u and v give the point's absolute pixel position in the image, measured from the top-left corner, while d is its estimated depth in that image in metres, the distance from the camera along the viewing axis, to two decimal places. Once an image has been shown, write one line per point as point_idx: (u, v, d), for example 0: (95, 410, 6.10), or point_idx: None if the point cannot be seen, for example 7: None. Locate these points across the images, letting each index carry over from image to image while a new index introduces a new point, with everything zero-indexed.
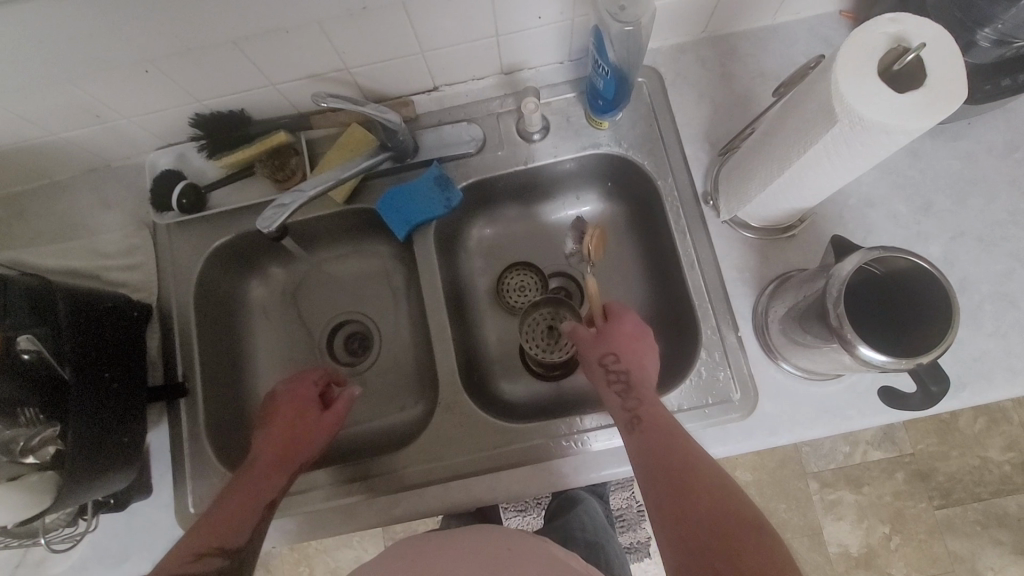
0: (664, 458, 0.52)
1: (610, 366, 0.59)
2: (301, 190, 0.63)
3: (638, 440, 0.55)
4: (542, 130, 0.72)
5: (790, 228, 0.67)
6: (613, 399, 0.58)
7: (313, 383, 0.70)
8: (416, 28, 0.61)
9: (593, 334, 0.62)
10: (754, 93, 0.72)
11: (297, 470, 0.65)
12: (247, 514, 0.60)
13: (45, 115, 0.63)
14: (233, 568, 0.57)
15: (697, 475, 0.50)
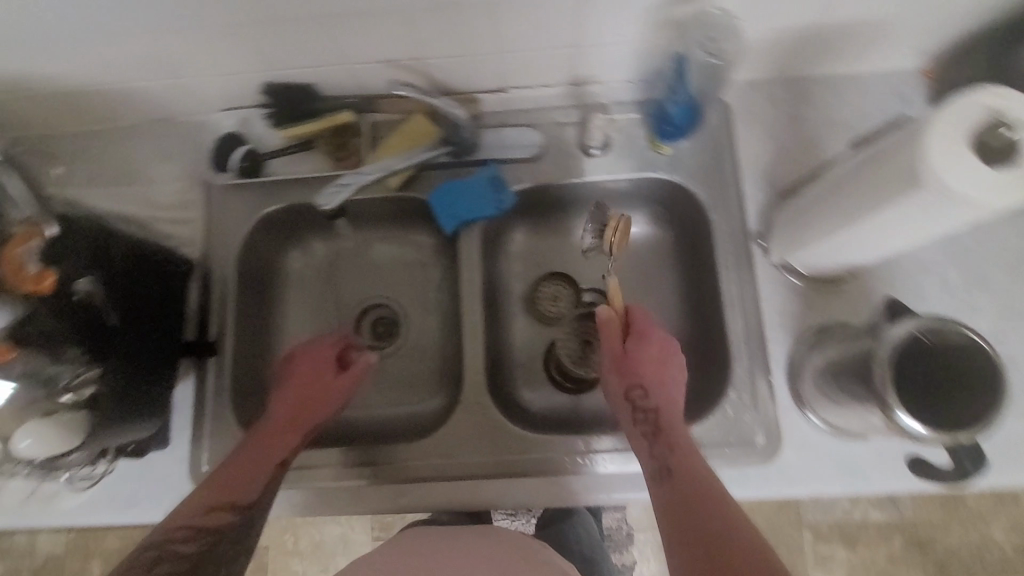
0: (692, 503, 0.52)
1: (638, 401, 0.61)
2: (361, 173, 0.66)
3: (666, 483, 0.55)
4: (602, 147, 0.73)
5: (838, 280, 0.66)
6: (641, 438, 0.59)
7: (329, 346, 0.72)
8: (497, 29, 0.62)
9: (616, 365, 0.63)
10: (820, 140, 0.71)
11: (310, 431, 0.67)
12: (258, 472, 0.62)
13: (124, 63, 0.65)
14: (243, 523, 0.59)
15: (725, 519, 0.51)
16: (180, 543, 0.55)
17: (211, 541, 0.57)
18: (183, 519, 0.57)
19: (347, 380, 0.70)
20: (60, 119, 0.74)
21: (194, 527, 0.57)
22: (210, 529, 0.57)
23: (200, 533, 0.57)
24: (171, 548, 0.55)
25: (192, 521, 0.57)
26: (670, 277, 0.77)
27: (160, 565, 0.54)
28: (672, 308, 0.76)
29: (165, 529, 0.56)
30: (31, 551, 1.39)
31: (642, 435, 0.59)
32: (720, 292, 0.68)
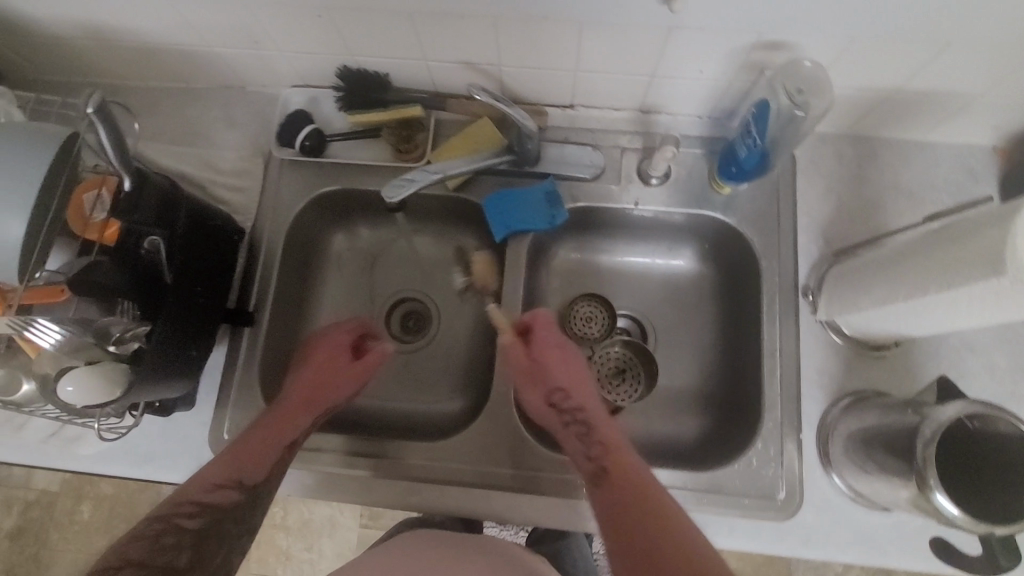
0: (619, 494, 0.58)
1: (559, 407, 0.66)
2: (427, 170, 0.64)
3: (605, 491, 0.59)
4: (662, 177, 0.72)
5: (882, 347, 0.65)
6: (575, 443, 0.63)
7: (344, 331, 0.71)
8: (580, 48, 0.62)
9: (530, 378, 0.67)
10: (881, 203, 0.71)
11: (321, 413, 0.66)
12: (266, 452, 0.62)
13: (210, 29, 0.66)
14: (248, 502, 0.60)
15: (651, 508, 0.56)
16: (188, 517, 0.57)
17: (215, 518, 0.58)
18: (191, 493, 0.58)
19: (361, 368, 0.70)
20: (137, 73, 0.76)
21: (200, 503, 0.58)
22: (214, 506, 0.58)
23: (206, 509, 0.58)
24: (179, 521, 0.56)
25: (198, 496, 0.58)
26: (707, 317, 0.76)
27: (167, 536, 0.56)
28: (706, 347, 0.75)
29: (174, 502, 0.57)
30: (27, 483, 1.41)
31: (571, 437, 0.64)
32: (759, 339, 0.67)
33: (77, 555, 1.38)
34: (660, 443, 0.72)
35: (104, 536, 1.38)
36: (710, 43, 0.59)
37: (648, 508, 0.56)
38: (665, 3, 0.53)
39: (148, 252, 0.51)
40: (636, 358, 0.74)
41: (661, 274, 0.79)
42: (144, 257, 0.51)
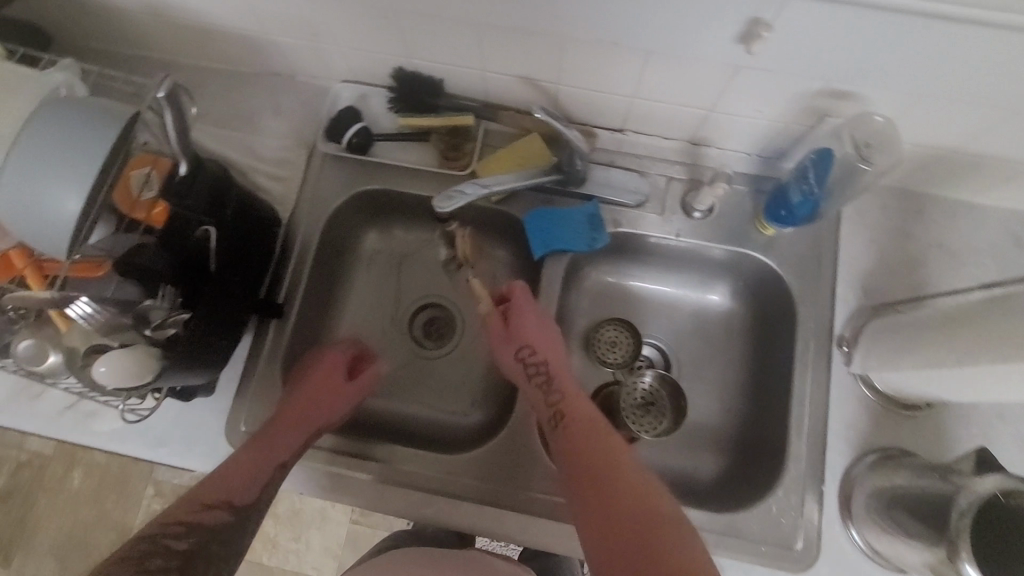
0: (569, 447, 0.61)
1: (523, 363, 0.68)
2: (482, 183, 0.64)
3: (561, 435, 0.62)
4: (706, 211, 0.71)
5: (914, 407, 0.64)
6: (538, 393, 0.67)
7: (342, 351, 0.73)
8: (642, 75, 0.61)
9: (503, 339, 0.71)
10: (925, 260, 0.70)
11: (314, 432, 0.65)
12: (256, 472, 0.61)
13: (271, 17, 0.65)
14: (236, 523, 0.59)
15: (593, 459, 0.59)
16: (175, 538, 0.55)
17: (204, 539, 0.56)
18: (178, 513, 0.56)
19: (354, 388, 0.72)
20: (188, 51, 0.75)
21: (188, 523, 0.56)
22: (203, 526, 0.57)
23: (194, 530, 0.56)
24: (165, 542, 0.54)
25: (186, 517, 0.56)
26: (736, 355, 0.75)
27: (153, 558, 0.52)
28: (731, 385, 0.74)
29: (160, 523, 0.56)
30: (20, 444, 1.39)
31: (535, 391, 0.67)
32: (790, 385, 0.67)
33: (63, 521, 1.36)
34: (676, 478, 0.71)
35: (92, 505, 1.36)
36: (774, 87, 0.59)
37: (591, 460, 0.59)
38: (739, 43, 0.53)
39: (199, 240, 0.51)
40: (662, 389, 0.73)
41: (692, 307, 0.78)
42: (195, 245, 0.51)
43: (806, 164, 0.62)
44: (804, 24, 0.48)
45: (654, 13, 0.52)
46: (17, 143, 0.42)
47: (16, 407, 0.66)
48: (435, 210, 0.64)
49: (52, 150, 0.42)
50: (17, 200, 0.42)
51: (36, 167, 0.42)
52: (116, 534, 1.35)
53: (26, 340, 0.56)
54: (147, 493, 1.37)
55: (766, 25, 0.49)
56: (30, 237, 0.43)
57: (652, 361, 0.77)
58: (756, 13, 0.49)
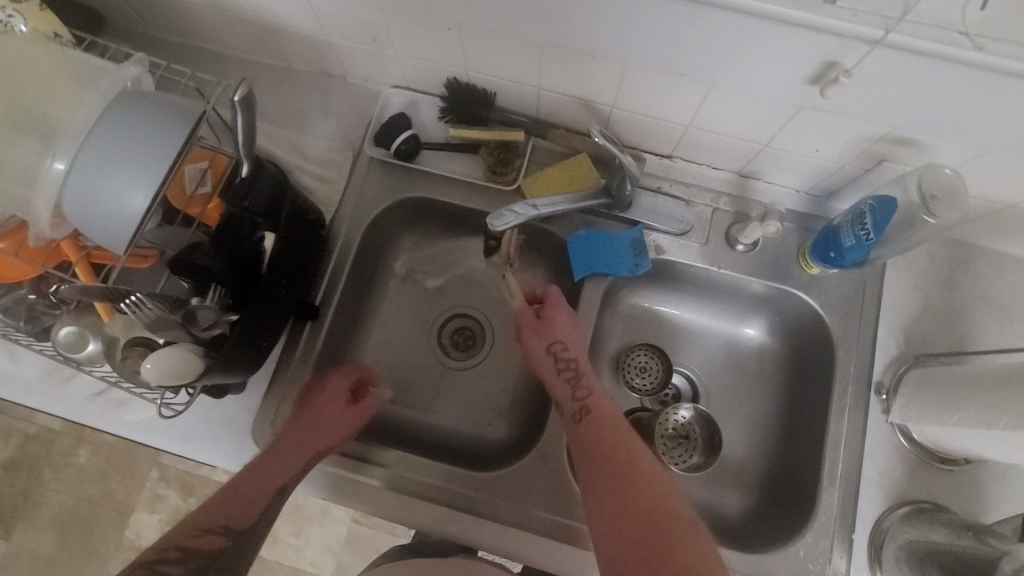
0: (595, 448, 0.61)
1: (554, 357, 0.67)
2: (536, 206, 0.63)
3: (586, 432, 0.62)
4: (750, 245, 0.71)
5: (951, 460, 0.63)
6: (565, 387, 0.66)
7: (344, 375, 0.69)
8: (703, 106, 0.60)
9: (533, 330, 0.69)
10: (969, 311, 0.69)
11: (314, 456, 0.63)
12: (254, 499, 0.61)
13: (332, 21, 0.65)
14: (233, 549, 0.58)
15: (618, 463, 0.59)
16: (171, 564, 0.54)
17: (201, 566, 0.56)
18: (176, 539, 0.57)
19: (356, 413, 0.68)
20: (242, 45, 0.75)
21: (185, 548, 0.56)
22: (201, 552, 0.56)
23: (190, 556, 0.56)
24: (160, 569, 0.54)
25: (184, 542, 0.56)
26: (768, 391, 0.74)
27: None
28: (761, 422, 0.73)
29: (158, 548, 0.55)
30: (29, 417, 1.38)
31: (563, 386, 0.66)
32: (825, 428, 0.66)
33: (64, 497, 1.34)
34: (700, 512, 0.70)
35: (95, 484, 1.34)
36: (838, 129, 0.57)
37: (616, 464, 0.59)
38: (811, 85, 0.51)
39: (252, 246, 0.53)
40: (698, 424, 0.71)
41: (726, 339, 0.77)
42: (249, 250, 0.52)
43: (864, 208, 0.60)
44: (885, 73, 0.47)
45: (723, 51, 0.50)
46: (89, 135, 0.42)
47: (48, 390, 0.65)
48: (488, 228, 0.63)
49: (122, 146, 0.42)
50: (83, 194, 0.41)
51: (104, 161, 0.41)
52: (117, 514, 1.33)
53: (66, 326, 0.57)
54: (151, 476, 1.35)
55: (845, 70, 0.47)
56: (94, 232, 0.43)
57: (681, 390, 0.76)
58: (834, 58, 0.47)
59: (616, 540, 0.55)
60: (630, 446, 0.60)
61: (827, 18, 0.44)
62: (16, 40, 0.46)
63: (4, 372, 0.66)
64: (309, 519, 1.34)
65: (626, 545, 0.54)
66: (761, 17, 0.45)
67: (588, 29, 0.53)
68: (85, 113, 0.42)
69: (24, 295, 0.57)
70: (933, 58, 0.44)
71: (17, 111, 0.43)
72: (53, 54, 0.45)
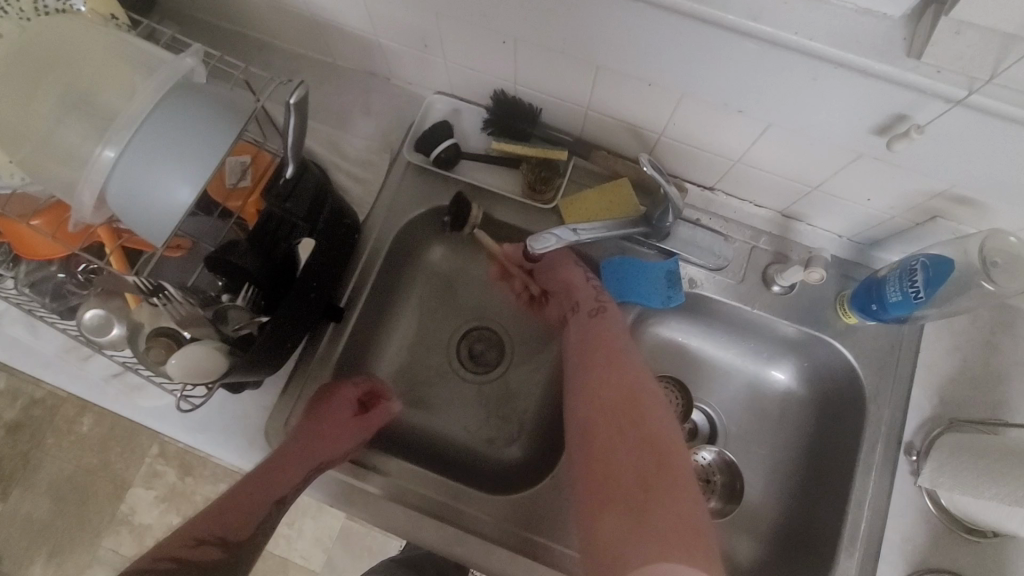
0: (599, 339, 0.67)
1: (582, 269, 0.72)
2: (577, 231, 0.63)
3: (594, 323, 0.68)
4: (786, 287, 0.69)
5: (978, 532, 0.61)
6: (588, 291, 0.70)
7: (354, 386, 0.67)
8: (756, 142, 0.59)
9: (558, 253, 0.72)
10: (1011, 378, 0.66)
11: (315, 469, 0.61)
12: (253, 509, 0.59)
13: (384, 23, 0.64)
14: (228, 562, 0.56)
15: (615, 353, 0.66)
16: None
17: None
18: (171, 548, 0.54)
19: (362, 426, 0.66)
20: (288, 38, 0.74)
21: (179, 560, 0.53)
22: (195, 563, 0.54)
23: (185, 568, 0.53)
24: None
25: (178, 552, 0.54)
26: (791, 437, 0.73)
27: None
28: (781, 470, 0.71)
29: (150, 559, 0.53)
30: (37, 381, 1.37)
31: (589, 293, 0.70)
32: (850, 485, 0.64)
33: (63, 464, 1.33)
34: None
35: (95, 454, 1.34)
36: (896, 180, 0.55)
37: (614, 355, 0.66)
38: (876, 136, 0.49)
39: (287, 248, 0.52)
40: (719, 468, 0.72)
41: (751, 380, 0.75)
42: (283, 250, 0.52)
43: (916, 265, 0.58)
44: (958, 133, 0.45)
45: (787, 94, 0.49)
46: (143, 125, 0.41)
47: (64, 367, 0.65)
48: (526, 247, 0.62)
49: (175, 137, 0.41)
50: (132, 183, 0.41)
51: (153, 152, 0.40)
52: (114, 488, 1.33)
53: (93, 309, 0.56)
54: (151, 452, 1.34)
55: (917, 126, 0.46)
56: (140, 224, 0.42)
57: (700, 427, 0.74)
58: (906, 112, 0.45)
59: (597, 407, 0.63)
60: (629, 347, 0.67)
61: (910, 73, 0.42)
62: (78, 22, 0.45)
63: (23, 345, 0.65)
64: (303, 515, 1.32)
65: (604, 412, 0.63)
66: (838, 64, 0.43)
67: (650, 58, 0.52)
68: (140, 103, 0.41)
69: (55, 273, 0.57)
70: (1012, 123, 0.42)
71: (73, 94, 0.42)
72: (112, 39, 0.44)
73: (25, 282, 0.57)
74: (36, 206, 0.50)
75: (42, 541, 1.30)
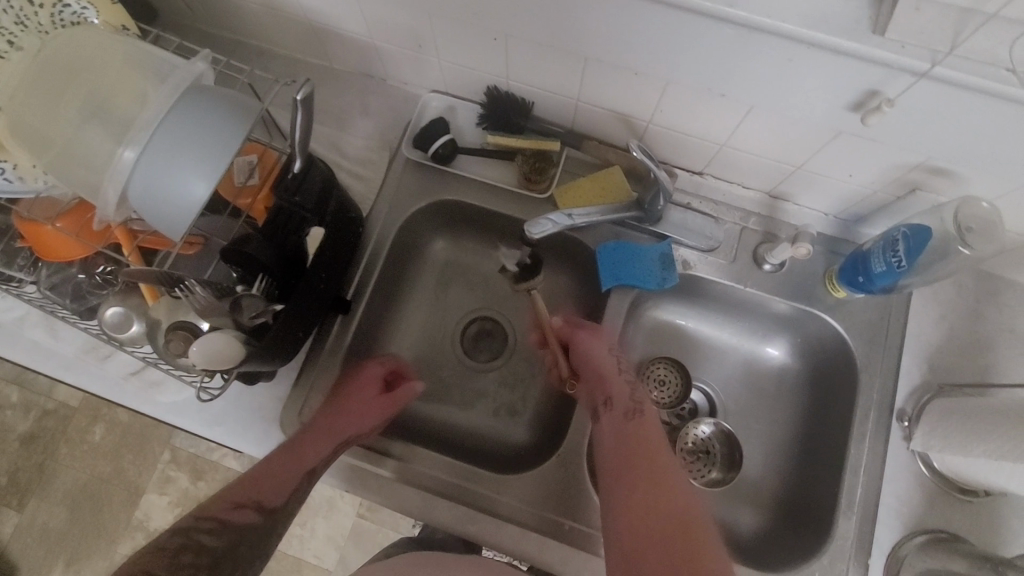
0: (636, 445, 0.60)
1: (615, 358, 0.68)
2: (572, 215, 0.65)
3: (630, 422, 0.63)
4: (777, 264, 0.71)
5: (970, 491, 0.63)
6: (622, 386, 0.66)
7: (378, 365, 0.71)
8: (740, 125, 0.61)
9: (590, 332, 0.70)
10: (996, 343, 0.69)
11: (343, 441, 0.63)
12: (286, 477, 0.60)
13: (379, 26, 0.67)
14: (264, 526, 0.58)
15: (655, 467, 0.58)
16: (208, 535, 0.55)
17: (233, 539, 0.56)
18: (212, 509, 0.57)
19: (387, 403, 0.68)
20: (288, 45, 0.77)
21: (220, 521, 0.56)
22: (234, 525, 0.56)
23: (224, 529, 0.56)
24: (198, 537, 0.54)
25: (219, 514, 0.56)
26: (787, 411, 0.75)
27: (185, 553, 0.52)
28: (779, 442, 0.74)
29: (193, 517, 0.56)
30: (49, 393, 1.40)
31: (622, 386, 0.65)
32: (845, 452, 0.66)
33: (78, 473, 1.36)
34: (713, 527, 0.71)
35: (109, 463, 1.36)
36: (874, 155, 0.58)
37: (656, 467, 0.59)
38: (852, 111, 0.52)
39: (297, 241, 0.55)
40: (717, 440, 0.74)
41: (747, 357, 0.78)
42: (293, 243, 0.55)
43: (896, 235, 0.61)
44: (928, 105, 0.48)
45: (766, 77, 0.52)
46: (158, 126, 0.44)
47: (85, 367, 0.67)
48: (524, 233, 0.64)
49: (188, 133, 0.43)
50: (149, 181, 0.43)
51: (168, 149, 0.43)
52: (128, 494, 1.35)
53: (114, 307, 0.59)
54: (163, 458, 1.37)
55: (888, 99, 0.48)
56: (156, 218, 0.45)
57: (699, 405, 0.77)
58: (877, 87, 0.48)
59: (635, 519, 0.55)
60: (670, 459, 0.60)
61: (876, 48, 0.45)
62: (93, 32, 0.48)
63: (44, 347, 0.68)
64: (315, 513, 1.34)
65: (643, 526, 0.54)
66: (809, 43, 0.46)
67: (636, 47, 0.54)
68: (155, 106, 0.44)
69: (75, 274, 0.60)
70: (977, 92, 0.44)
71: (93, 101, 0.45)
72: (127, 47, 0.47)
73: (47, 285, 0.60)
74: (59, 209, 0.53)
75: (60, 549, 1.32)
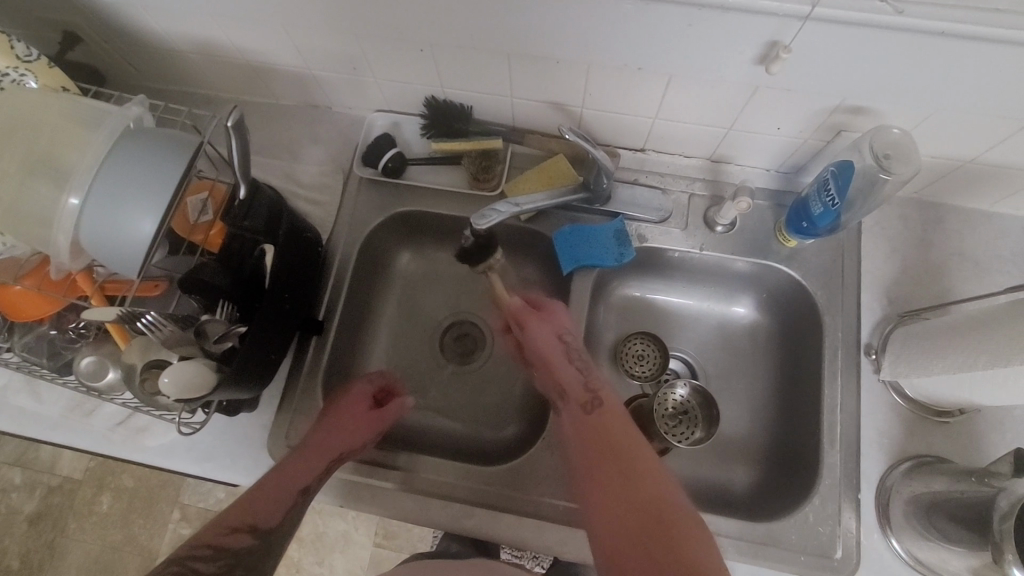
0: (600, 435, 0.58)
1: (564, 344, 0.66)
2: (517, 202, 0.66)
3: (590, 416, 0.60)
4: (728, 225, 0.73)
5: (946, 413, 0.65)
6: (576, 376, 0.64)
7: (367, 382, 0.72)
8: (664, 96, 0.64)
9: (540, 318, 0.69)
10: (948, 268, 0.71)
11: (335, 458, 0.64)
12: (280, 498, 0.61)
13: (312, 55, 0.69)
14: (260, 548, 0.57)
15: (627, 455, 0.56)
16: (202, 561, 0.54)
17: (228, 564, 0.55)
18: (207, 536, 0.56)
19: (378, 417, 0.69)
20: (231, 86, 0.80)
21: (215, 546, 0.56)
22: (229, 550, 0.56)
23: (219, 554, 0.55)
24: (192, 565, 0.53)
25: (213, 540, 0.56)
26: (764, 365, 0.76)
27: None
28: (760, 396, 0.75)
29: (188, 546, 0.55)
30: (52, 468, 1.39)
31: (574, 375, 0.64)
32: (821, 394, 0.67)
33: (91, 544, 1.34)
34: (707, 489, 0.72)
35: (119, 530, 1.35)
36: (794, 105, 0.61)
37: (623, 452, 0.56)
38: (758, 65, 0.55)
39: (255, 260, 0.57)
40: (695, 400, 0.72)
41: (718, 318, 0.80)
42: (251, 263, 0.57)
43: (827, 175, 0.63)
44: (823, 45, 0.50)
45: (675, 44, 0.54)
46: (98, 172, 0.46)
47: (69, 423, 0.68)
48: (471, 226, 0.66)
49: (127, 175, 0.46)
50: (96, 223, 0.45)
51: (111, 192, 0.45)
52: (143, 558, 1.33)
53: (88, 356, 0.61)
54: (173, 517, 1.35)
55: (785, 47, 0.51)
56: (109, 259, 0.47)
57: (679, 373, 0.78)
58: (774, 37, 0.51)
59: (612, 519, 0.52)
60: (638, 443, 0.57)
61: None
62: (32, 94, 0.51)
63: (27, 411, 0.69)
64: (332, 543, 1.33)
65: (622, 523, 0.52)
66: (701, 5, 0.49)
67: (548, 36, 0.57)
68: (93, 153, 0.47)
69: (46, 331, 0.61)
70: (860, 26, 0.48)
71: (34, 156, 0.47)
72: (64, 104, 0.50)
73: (21, 347, 0.61)
74: (20, 269, 0.55)
75: None
